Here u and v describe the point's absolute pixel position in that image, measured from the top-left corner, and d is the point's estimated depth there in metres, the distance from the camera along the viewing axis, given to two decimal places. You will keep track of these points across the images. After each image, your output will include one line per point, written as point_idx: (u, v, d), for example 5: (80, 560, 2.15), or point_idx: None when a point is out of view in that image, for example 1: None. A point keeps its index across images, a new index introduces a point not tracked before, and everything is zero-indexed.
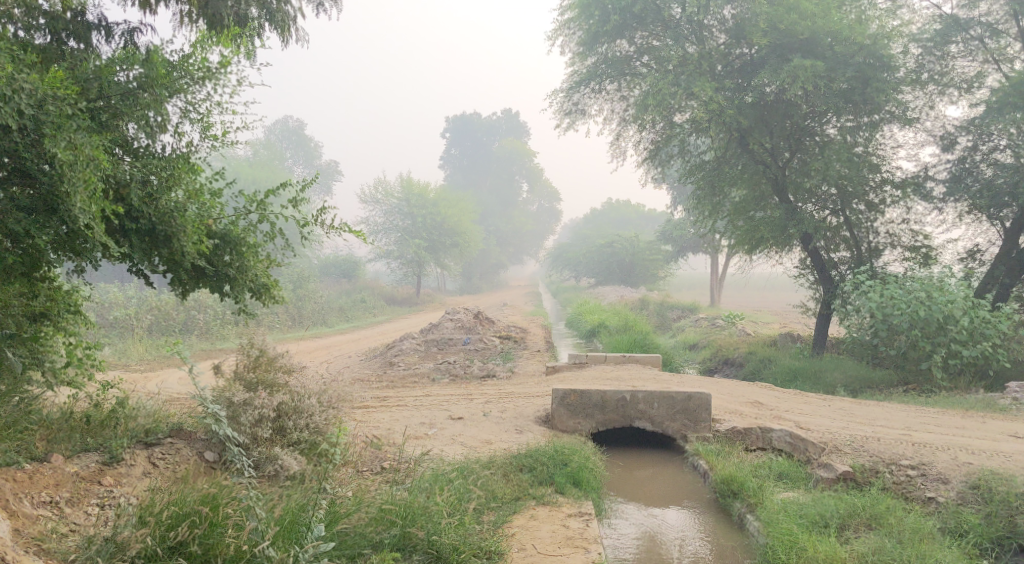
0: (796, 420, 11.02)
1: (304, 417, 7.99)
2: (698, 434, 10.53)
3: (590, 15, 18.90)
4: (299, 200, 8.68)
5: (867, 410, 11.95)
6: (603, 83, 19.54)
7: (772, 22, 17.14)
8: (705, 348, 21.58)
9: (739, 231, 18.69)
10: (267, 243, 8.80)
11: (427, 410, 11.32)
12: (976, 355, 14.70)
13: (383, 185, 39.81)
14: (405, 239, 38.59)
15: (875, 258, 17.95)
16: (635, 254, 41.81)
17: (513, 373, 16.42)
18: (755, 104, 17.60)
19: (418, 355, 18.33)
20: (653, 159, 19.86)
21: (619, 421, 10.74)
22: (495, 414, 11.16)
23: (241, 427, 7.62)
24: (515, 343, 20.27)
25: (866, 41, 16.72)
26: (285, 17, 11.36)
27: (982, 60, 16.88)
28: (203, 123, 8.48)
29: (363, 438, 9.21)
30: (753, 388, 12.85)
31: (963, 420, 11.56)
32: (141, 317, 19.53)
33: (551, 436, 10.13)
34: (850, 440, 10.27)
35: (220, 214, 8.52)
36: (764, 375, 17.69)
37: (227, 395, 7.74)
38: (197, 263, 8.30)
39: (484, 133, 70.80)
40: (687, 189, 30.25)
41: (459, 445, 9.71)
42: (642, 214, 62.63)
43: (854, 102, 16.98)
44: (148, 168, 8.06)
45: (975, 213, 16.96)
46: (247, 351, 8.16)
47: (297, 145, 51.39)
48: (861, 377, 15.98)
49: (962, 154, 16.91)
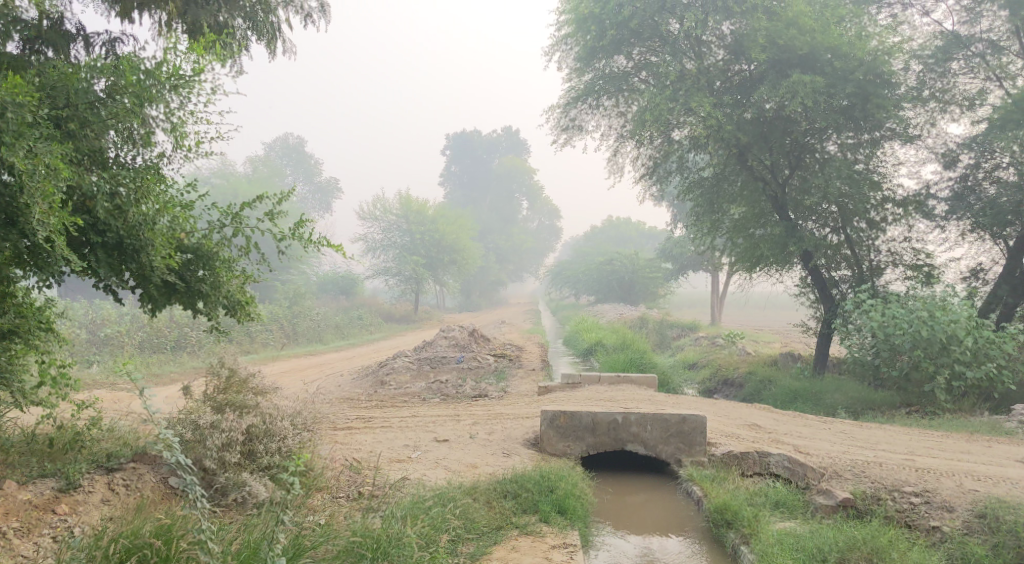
0: (795, 444, 10.61)
1: (275, 440, 7.63)
2: (693, 459, 10.12)
3: (587, 30, 18.65)
4: (275, 213, 8.31)
5: (868, 434, 11.54)
6: (600, 99, 19.27)
7: (771, 38, 16.88)
8: (704, 367, 21.16)
9: (738, 249, 18.29)
10: (242, 258, 8.45)
11: (412, 432, 10.93)
12: (981, 377, 14.34)
13: (382, 201, 39.46)
14: (403, 255, 38.21)
15: (876, 277, 17.56)
16: (635, 272, 41.50)
17: (506, 393, 16.03)
18: (754, 120, 17.26)
19: (410, 374, 17.95)
20: (651, 176, 19.46)
21: (609, 445, 10.34)
22: (482, 436, 10.77)
23: (206, 452, 7.23)
24: (510, 362, 19.87)
25: (867, 57, 16.45)
26: (270, 29, 11.15)
27: (983, 77, 16.64)
28: (175, 133, 8.17)
29: (342, 462, 8.82)
30: (751, 410, 12.44)
31: (968, 444, 11.15)
32: (130, 334, 19.18)
33: (538, 460, 9.73)
34: (851, 465, 9.87)
35: (192, 228, 8.18)
36: (763, 396, 17.28)
37: (193, 418, 7.39)
38: (167, 278, 7.95)
39: (484, 151, 70.73)
40: (687, 205, 29.93)
41: (442, 469, 9.32)
42: (643, 231, 62.27)
43: (855, 119, 16.76)
44: (116, 179, 7.75)
45: (978, 231, 16.62)
46: (217, 372, 7.86)
47: (297, 162, 51.17)
48: (862, 398, 15.53)
49: (964, 172, 16.63)
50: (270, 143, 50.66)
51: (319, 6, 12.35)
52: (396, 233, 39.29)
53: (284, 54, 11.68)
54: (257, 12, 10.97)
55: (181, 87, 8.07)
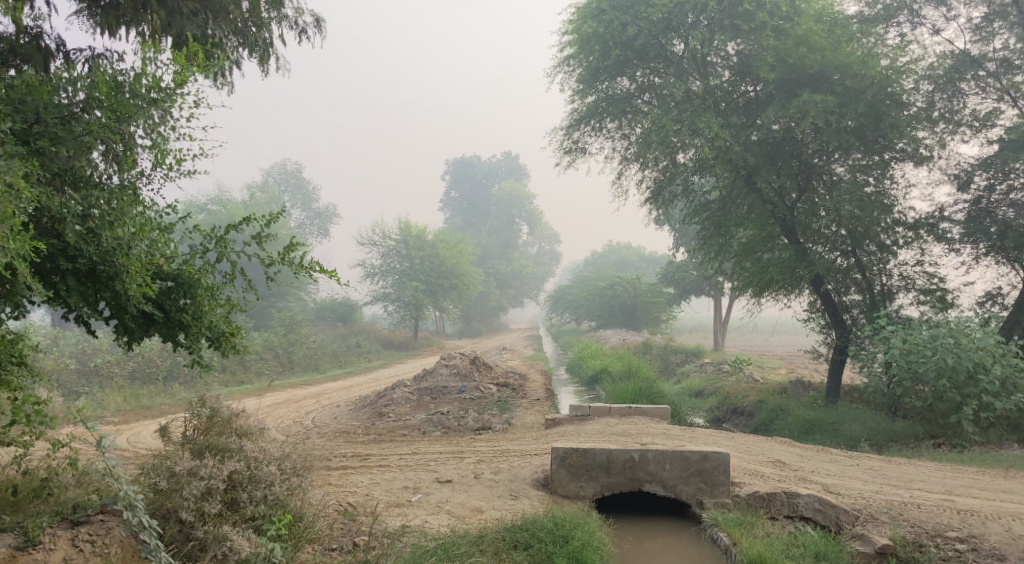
0: (823, 483, 9.87)
1: (261, 487, 6.98)
2: (716, 501, 9.37)
3: (590, 51, 18.07)
4: (262, 235, 7.60)
5: (899, 470, 10.81)
6: (603, 121, 18.62)
7: (780, 57, 16.37)
8: (711, 395, 20.36)
9: (746, 273, 17.49)
10: (226, 286, 7.74)
11: (411, 472, 10.18)
12: (1010, 408, 13.61)
13: (380, 226, 38.81)
14: (402, 281, 37.49)
15: (888, 302, 16.82)
16: (636, 296, 40.78)
17: (510, 425, 15.27)
18: (761, 142, 16.75)
19: (409, 405, 17.13)
20: (656, 200, 18.73)
21: (626, 486, 9.60)
22: (487, 475, 10.00)
23: (183, 502, 6.57)
24: (513, 392, 19.06)
25: (879, 76, 15.93)
26: (265, 46, 10.78)
27: (996, 98, 16.07)
28: (155, 150, 7.52)
29: (335, 507, 8.28)
30: (771, 445, 11.68)
31: (1006, 481, 10.45)
32: (121, 364, 18.46)
33: (550, 504, 9.01)
34: (887, 506, 9.19)
35: (172, 253, 7.51)
36: (776, 427, 16.47)
37: (169, 465, 6.72)
38: (144, 308, 7.27)
39: (483, 176, 70.44)
40: (689, 229, 29.26)
41: (445, 515, 8.59)
42: (643, 255, 61.59)
43: (867, 139, 16.18)
44: (89, 200, 7.10)
45: (994, 255, 15.96)
46: (197, 411, 7.23)
47: (295, 189, 50.44)
48: (883, 430, 14.75)
49: (978, 194, 15.98)
50: (266, 170, 50.08)
51: (314, 21, 11.77)
52: (396, 259, 38.56)
53: (276, 71, 11.13)
54: (250, 29, 10.59)
55: (162, 100, 7.39)
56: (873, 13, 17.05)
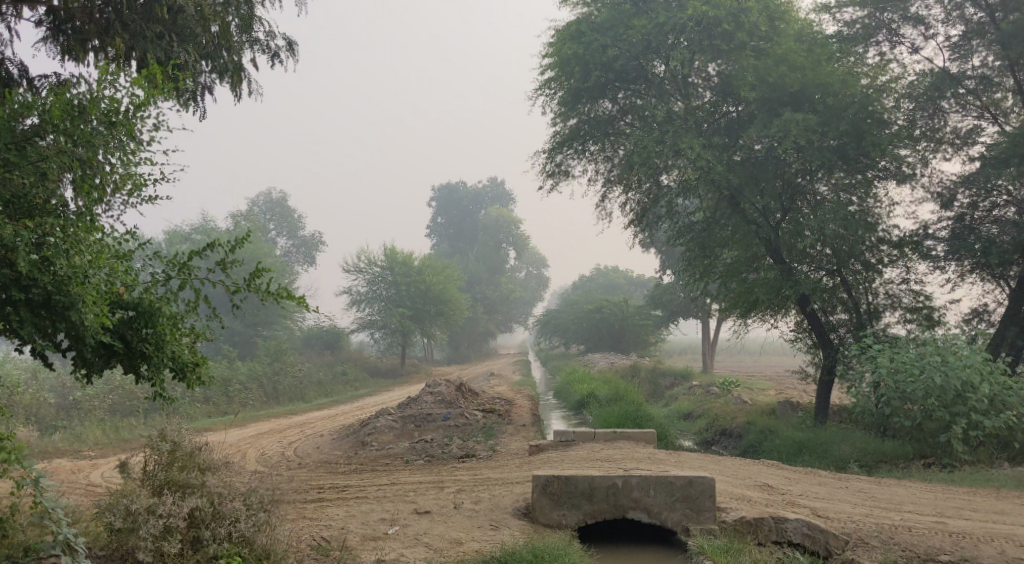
0: (812, 507, 9.63)
1: (226, 523, 7.01)
2: (702, 527, 9.10)
3: (570, 73, 17.92)
4: (225, 261, 7.37)
5: (888, 492, 10.59)
6: (586, 144, 18.46)
7: (760, 76, 16.32)
8: (699, 418, 20.10)
9: (732, 294, 17.29)
10: (190, 315, 7.53)
11: (389, 503, 9.87)
12: (1000, 426, 13.44)
13: (365, 253, 38.46)
14: (389, 308, 37.17)
15: (875, 321, 16.76)
16: (625, 319, 40.59)
17: (495, 452, 14.97)
18: (744, 162, 16.64)
19: (392, 434, 16.79)
20: (639, 222, 18.58)
21: (610, 513, 9.33)
22: (467, 506, 9.70)
23: (140, 542, 6.70)
24: (498, 418, 18.77)
25: (858, 95, 15.92)
26: (237, 71, 10.59)
27: (977, 115, 16.13)
28: (114, 176, 7.39)
29: (308, 542, 8.16)
30: (759, 468, 11.44)
31: (997, 501, 10.27)
32: (100, 398, 18.04)
33: (531, 535, 8.72)
34: (877, 530, 8.97)
35: (132, 282, 7.31)
36: (765, 449, 16.20)
37: (124, 503, 6.86)
38: (103, 339, 7.03)
39: (470, 202, 70.46)
40: (675, 252, 29.15)
41: (422, 548, 8.30)
42: (631, 278, 61.52)
43: (850, 158, 16.10)
44: (43, 227, 6.84)
45: (979, 272, 15.88)
46: (156, 446, 7.26)
47: (281, 217, 50.04)
48: (872, 450, 14.55)
49: (961, 212, 15.93)
50: (252, 199, 49.67)
51: (286, 45, 11.60)
52: (382, 286, 38.04)
53: (248, 96, 10.95)
54: (221, 53, 10.41)
55: (120, 124, 7.25)
56: (852, 32, 17.06)
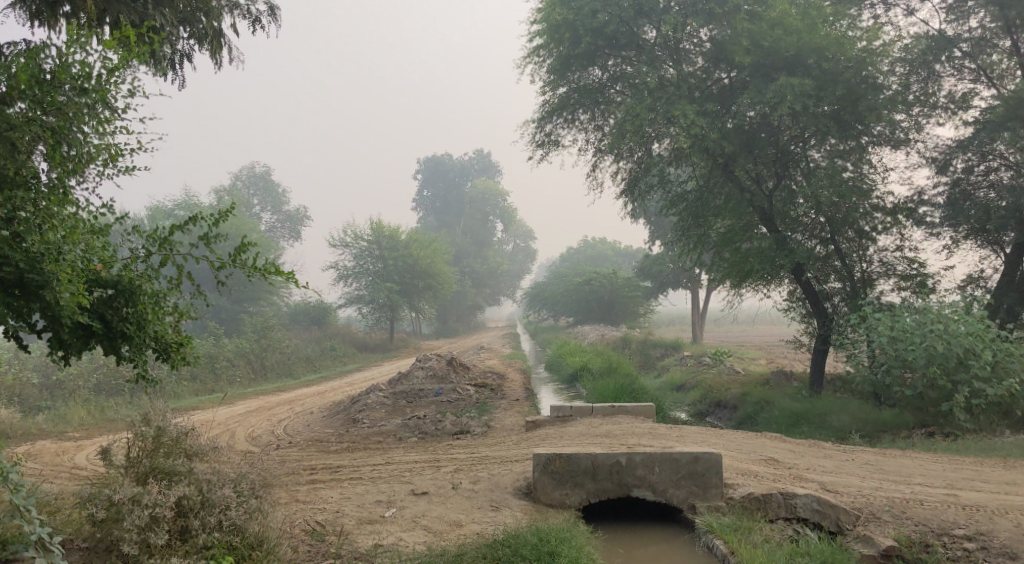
0: (819, 481, 9.38)
1: (215, 512, 6.71)
2: (709, 504, 8.86)
3: (560, 40, 17.38)
4: (208, 234, 6.97)
5: (894, 464, 10.35)
6: (576, 112, 17.97)
7: (755, 40, 15.90)
8: (693, 389, 19.86)
9: (726, 264, 16.97)
10: (173, 293, 7.13)
11: (385, 484, 9.55)
12: (1002, 394, 13.18)
13: (351, 227, 37.80)
14: (376, 283, 36.71)
15: (870, 290, 16.31)
16: (614, 291, 40.21)
17: (489, 428, 14.67)
18: (737, 129, 16.12)
19: (384, 410, 16.46)
20: (631, 191, 18.16)
21: (614, 492, 9.05)
22: (466, 485, 9.40)
23: (125, 534, 6.37)
24: (491, 393, 18.46)
25: (853, 60, 15.51)
26: (217, 36, 10.11)
27: (972, 79, 15.83)
28: (89, 145, 6.93)
29: (303, 527, 7.85)
30: (762, 441, 11.18)
31: (1005, 471, 10.06)
32: (84, 377, 17.60)
33: (533, 515, 8.44)
34: (887, 504, 8.74)
35: (111, 258, 6.90)
36: (762, 420, 15.97)
37: (107, 493, 6.50)
38: (80, 319, 6.61)
39: (456, 174, 69.77)
40: (666, 222, 28.80)
41: (421, 531, 7.99)
42: (619, 250, 61.15)
43: (844, 123, 15.71)
44: (13, 201, 6.42)
45: (974, 238, 15.58)
46: (140, 432, 6.92)
47: (265, 191, 49.22)
48: (871, 420, 14.35)
49: (956, 177, 15.53)
50: (235, 173, 48.85)
51: (268, 9, 11.07)
52: (369, 260, 37.56)
53: (229, 63, 10.45)
54: (200, 19, 9.90)
55: (92, 91, 6.75)
56: None
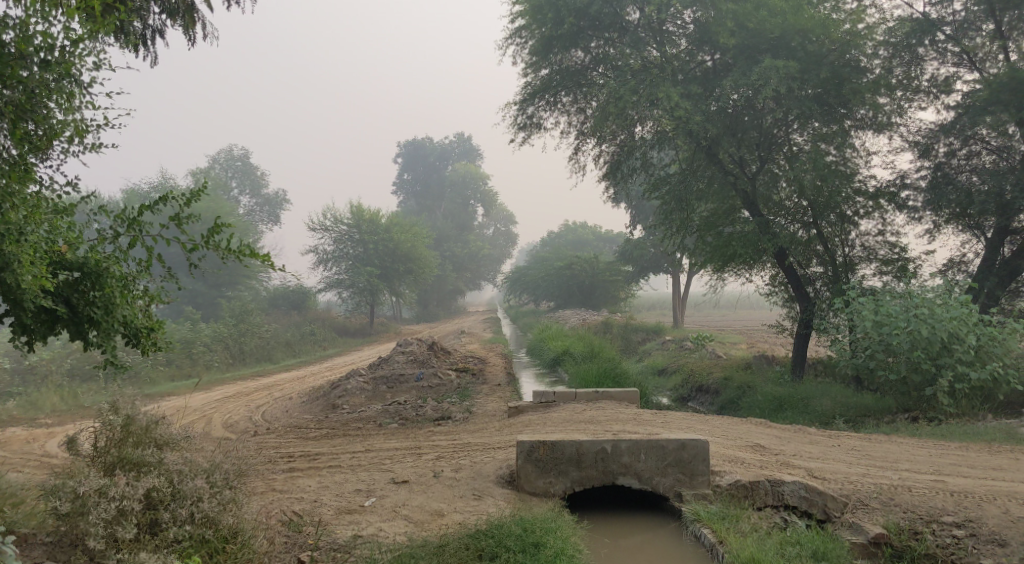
0: (806, 468, 9.25)
1: (187, 504, 6.46)
2: (695, 492, 8.71)
3: (542, 20, 16.99)
4: (179, 213, 6.67)
5: (880, 449, 10.24)
6: (558, 95, 17.66)
7: (739, 21, 15.62)
8: (674, 374, 19.75)
9: (708, 248, 16.80)
10: (142, 276, 6.84)
11: (364, 472, 9.33)
12: (986, 378, 13.11)
13: (330, 211, 37.33)
14: (356, 267, 36.32)
15: (852, 274, 16.17)
16: (595, 276, 40.03)
17: (470, 414, 14.46)
18: (720, 113, 15.90)
19: (364, 396, 16.22)
20: (613, 174, 17.91)
21: (599, 480, 8.87)
22: (447, 473, 9.20)
23: (90, 528, 6.12)
24: (472, 378, 18.25)
25: (838, 42, 15.41)
26: (190, 11, 9.76)
27: (954, 62, 15.64)
28: (52, 120, 6.61)
29: (280, 518, 7.61)
30: (747, 427, 11.03)
31: (990, 456, 9.99)
32: (57, 362, 17.22)
33: (516, 504, 8.26)
34: (875, 491, 8.63)
35: (76, 240, 6.62)
36: (744, 404, 15.88)
37: (72, 485, 6.25)
38: (43, 303, 6.35)
39: (436, 157, 69.28)
40: (647, 207, 28.67)
41: (401, 521, 7.78)
42: (599, 234, 60.99)
43: (827, 107, 15.57)
44: None
45: (956, 223, 15.49)
46: (108, 421, 6.68)
47: (243, 174, 48.54)
48: (854, 404, 14.27)
49: (938, 161, 15.44)
50: (213, 156, 48.16)
51: None
52: (349, 244, 37.14)
53: (204, 39, 10.10)
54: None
55: (56, 63, 6.44)
56: None
